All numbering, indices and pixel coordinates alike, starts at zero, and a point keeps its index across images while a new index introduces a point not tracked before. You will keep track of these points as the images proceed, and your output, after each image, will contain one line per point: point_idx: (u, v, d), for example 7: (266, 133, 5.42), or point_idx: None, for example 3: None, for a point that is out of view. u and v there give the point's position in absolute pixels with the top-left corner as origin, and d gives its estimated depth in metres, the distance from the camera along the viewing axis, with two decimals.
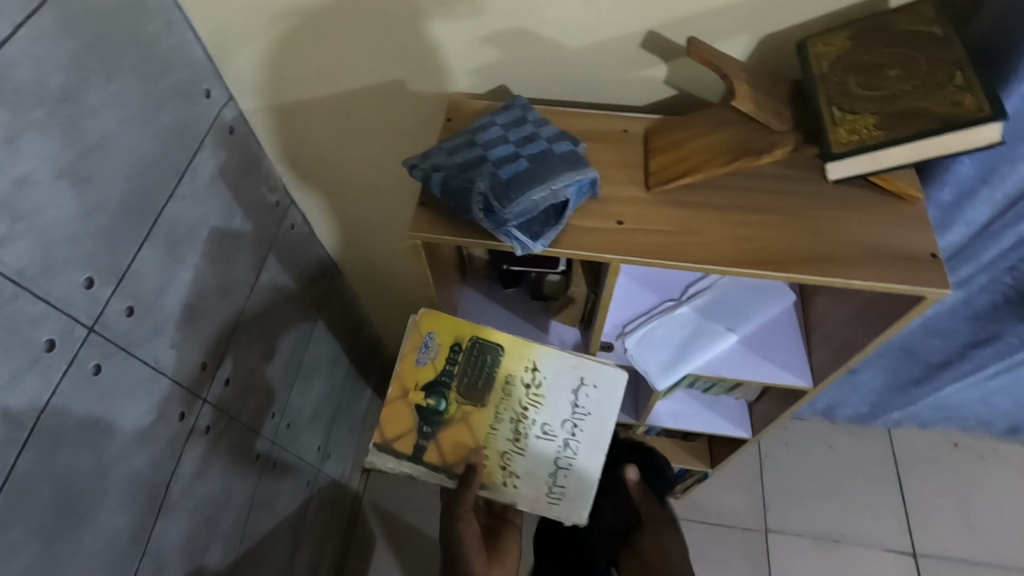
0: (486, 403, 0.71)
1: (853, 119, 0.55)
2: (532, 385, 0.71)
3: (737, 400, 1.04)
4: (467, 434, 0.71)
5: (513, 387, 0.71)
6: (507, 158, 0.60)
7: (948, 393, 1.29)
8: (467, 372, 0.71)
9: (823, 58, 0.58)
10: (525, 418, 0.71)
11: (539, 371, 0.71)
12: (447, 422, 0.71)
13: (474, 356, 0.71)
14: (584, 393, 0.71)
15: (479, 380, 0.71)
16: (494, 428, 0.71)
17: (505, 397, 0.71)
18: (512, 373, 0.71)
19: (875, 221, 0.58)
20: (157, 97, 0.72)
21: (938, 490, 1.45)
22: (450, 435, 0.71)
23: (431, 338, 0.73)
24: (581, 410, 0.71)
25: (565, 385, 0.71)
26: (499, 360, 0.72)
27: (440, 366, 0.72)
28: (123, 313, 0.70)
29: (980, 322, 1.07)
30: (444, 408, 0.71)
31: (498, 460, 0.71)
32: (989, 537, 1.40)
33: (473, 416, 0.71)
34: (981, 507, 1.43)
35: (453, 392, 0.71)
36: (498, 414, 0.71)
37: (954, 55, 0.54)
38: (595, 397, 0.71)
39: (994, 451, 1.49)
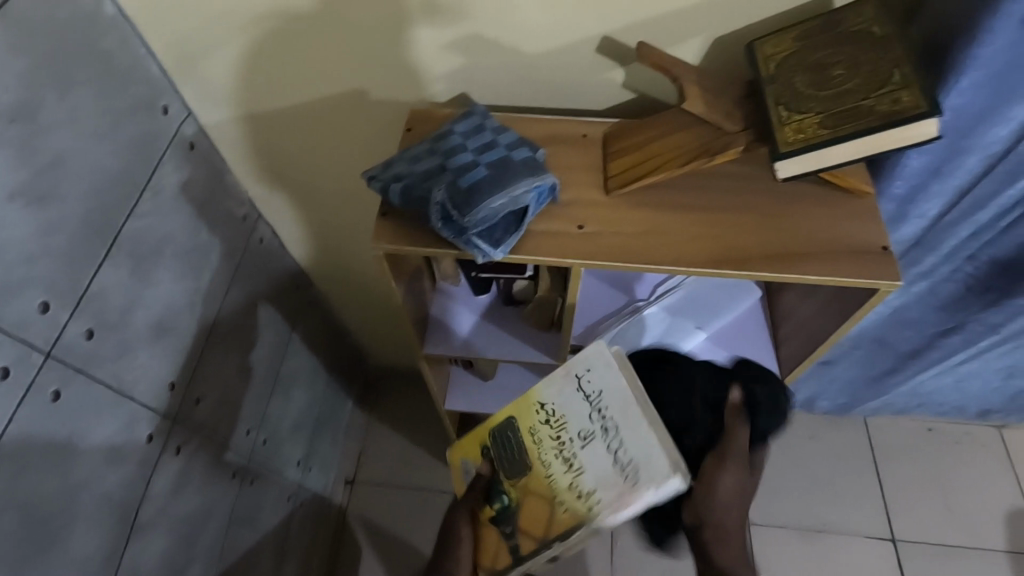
0: (533, 464, 0.65)
1: (800, 119, 0.56)
2: (549, 418, 0.64)
3: None
4: (540, 503, 0.63)
5: (538, 434, 0.65)
6: (466, 166, 0.60)
7: (920, 381, 1.31)
8: (503, 459, 0.67)
9: (771, 60, 0.59)
10: (564, 445, 0.63)
11: (545, 405, 0.65)
12: (517, 508, 0.65)
13: (502, 439, 0.68)
14: (586, 383, 0.63)
15: (513, 460, 0.66)
16: (548, 475, 0.62)
17: (537, 448, 0.65)
18: (529, 426, 0.66)
19: (829, 216, 0.60)
20: (114, 113, 0.71)
21: (916, 476, 1.48)
22: (529, 514, 0.64)
23: (467, 462, 0.72)
24: (593, 394, 0.62)
25: (568, 390, 0.64)
26: (514, 424, 0.67)
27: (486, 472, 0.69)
28: (86, 334, 0.69)
29: (946, 311, 1.09)
30: (506, 500, 0.66)
31: (569, 497, 0.61)
32: (966, 519, 1.43)
33: (534, 483, 0.64)
34: (957, 490, 1.46)
35: (505, 482, 0.67)
36: (542, 462, 0.63)
37: (897, 52, 0.55)
38: (597, 375, 0.63)
39: (968, 434, 1.52)
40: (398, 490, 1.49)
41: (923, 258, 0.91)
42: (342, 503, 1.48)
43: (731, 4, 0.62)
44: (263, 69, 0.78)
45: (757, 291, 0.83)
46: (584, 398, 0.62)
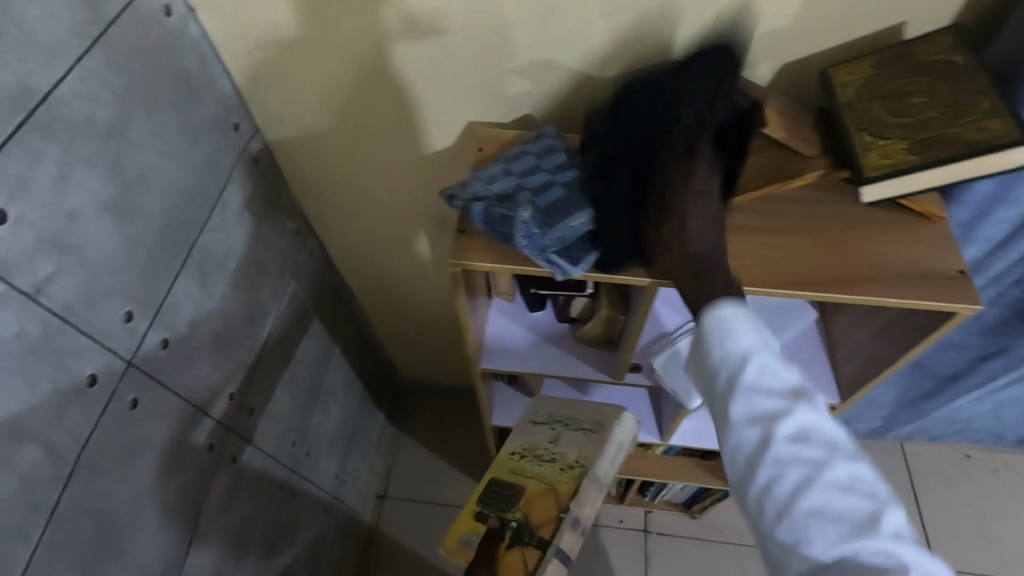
0: (525, 481, 0.65)
1: (884, 145, 0.57)
2: (521, 451, 0.70)
3: None
4: (552, 498, 0.62)
5: (518, 464, 0.68)
6: (544, 186, 0.63)
7: (959, 407, 1.30)
8: (496, 495, 0.65)
9: (848, 86, 0.60)
10: (537, 451, 0.69)
11: (513, 449, 0.71)
12: (523, 516, 0.62)
13: (493, 488, 0.66)
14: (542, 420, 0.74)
15: (507, 486, 0.65)
16: (537, 473, 0.66)
17: (515, 472, 0.67)
18: (502, 469, 0.68)
19: (900, 240, 0.60)
20: (193, 131, 0.73)
21: (953, 504, 1.45)
22: (535, 503, 0.63)
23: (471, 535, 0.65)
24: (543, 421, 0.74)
25: (527, 428, 0.73)
26: (494, 476, 0.67)
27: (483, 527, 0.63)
28: (159, 344, 0.71)
29: (991, 336, 1.08)
30: (511, 521, 0.62)
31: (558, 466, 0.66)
32: (1007, 550, 1.40)
33: (542, 490, 0.63)
34: (997, 520, 1.43)
35: (506, 511, 0.63)
36: (520, 471, 0.67)
37: (976, 82, 0.56)
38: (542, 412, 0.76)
39: (1006, 462, 1.50)
40: (426, 506, 1.49)
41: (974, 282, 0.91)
42: (370, 518, 1.47)
43: (803, 33, 0.63)
44: (337, 92, 0.80)
45: (815, 313, 0.82)
46: (546, 426, 0.73)
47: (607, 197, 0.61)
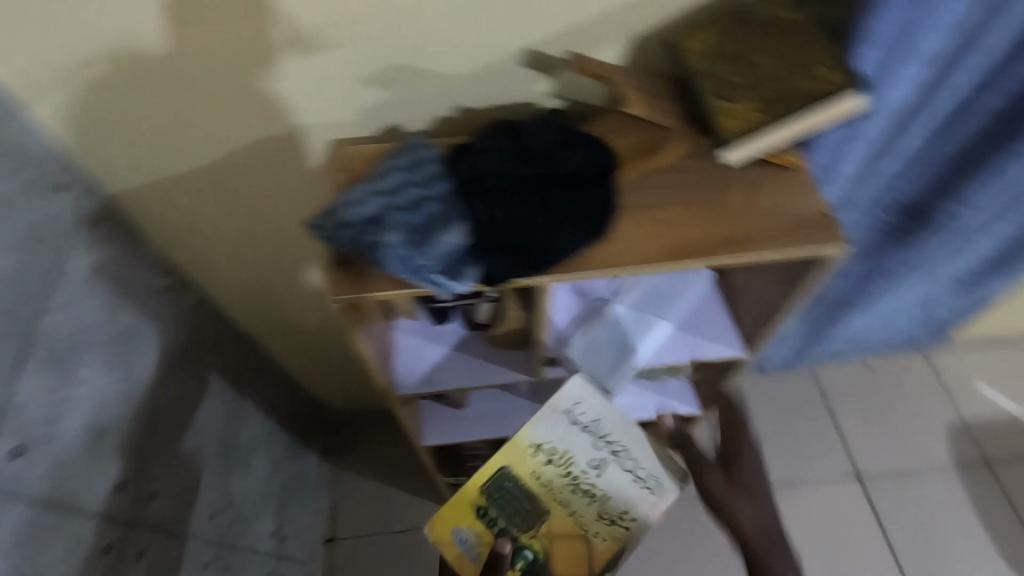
0: (554, 510, 0.77)
1: (739, 107, 0.59)
2: (553, 460, 0.78)
3: (681, 379, 1.04)
4: (577, 543, 0.75)
5: (544, 476, 0.78)
6: (414, 202, 0.59)
7: (853, 324, 1.42)
8: (512, 512, 0.77)
9: (695, 53, 0.61)
10: (574, 476, 0.78)
11: (545, 449, 0.78)
12: (544, 551, 0.75)
13: (508, 492, 0.77)
14: (579, 416, 0.79)
15: (530, 505, 0.77)
16: (571, 506, 0.76)
17: (544, 487, 0.77)
18: (531, 473, 0.78)
19: (770, 193, 0.62)
20: (5, 203, 0.63)
21: (864, 413, 1.60)
22: (561, 547, 0.75)
23: (468, 530, 0.76)
24: (588, 427, 0.78)
25: (565, 430, 0.78)
26: (513, 477, 0.78)
27: (488, 538, 0.76)
28: (9, 455, 0.61)
29: (868, 259, 1.17)
30: (529, 552, 0.74)
31: (591, 506, 0.77)
32: (913, 443, 1.56)
33: (569, 529, 0.76)
34: (901, 417, 1.59)
35: (523, 536, 0.75)
36: (558, 499, 0.77)
37: (807, 36, 0.60)
38: (587, 412, 0.78)
39: (901, 364, 1.66)
40: (380, 538, 1.43)
41: (841, 213, 0.98)
42: (323, 569, 1.39)
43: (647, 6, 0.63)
44: (180, 129, 0.72)
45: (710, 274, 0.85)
46: (586, 434, 0.78)
47: (481, 208, 0.58)
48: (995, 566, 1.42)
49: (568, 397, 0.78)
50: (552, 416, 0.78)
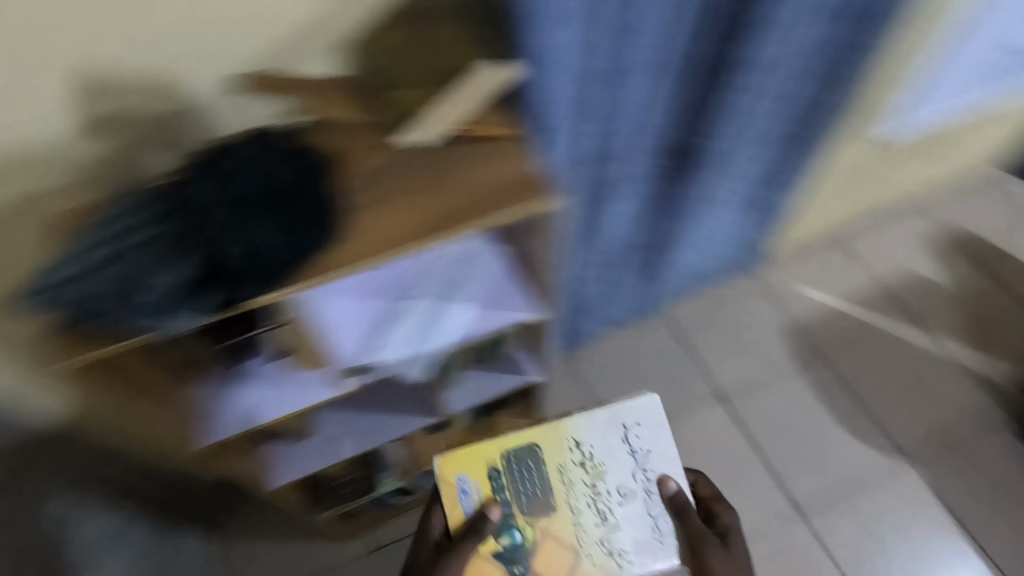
0: (560, 506, 1.02)
1: (411, 101, 0.74)
2: (584, 460, 1.03)
3: (514, 352, 1.09)
4: (558, 541, 1.00)
5: (568, 472, 1.03)
6: (135, 247, 0.62)
7: (675, 262, 1.59)
8: (524, 494, 1.01)
9: (374, 72, 0.79)
10: (595, 485, 1.02)
11: (584, 448, 1.03)
12: (532, 538, 1.00)
13: (526, 472, 1.02)
14: (629, 436, 1.05)
15: (539, 491, 1.02)
16: (579, 512, 1.01)
17: (564, 480, 1.02)
18: (561, 462, 1.02)
19: (480, 166, 0.68)
20: None
21: (712, 338, 1.80)
22: (546, 546, 1.00)
23: (464, 484, 1.01)
24: (630, 449, 1.04)
25: (609, 439, 1.04)
26: (539, 459, 1.03)
27: (487, 502, 1.01)
28: None
29: (657, 201, 1.33)
30: (518, 534, 1.00)
31: (595, 515, 1.02)
32: (754, 354, 1.77)
33: (562, 524, 1.01)
34: (741, 334, 1.80)
35: (520, 519, 1.00)
36: (570, 492, 1.02)
37: (453, 40, 0.77)
38: (638, 438, 1.05)
39: (733, 288, 1.86)
40: None
41: (609, 165, 1.12)
42: None
43: None
44: None
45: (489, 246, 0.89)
46: (625, 451, 1.04)
47: (200, 241, 0.61)
48: (840, 437, 1.64)
49: (629, 416, 1.05)
50: (614, 424, 1.05)
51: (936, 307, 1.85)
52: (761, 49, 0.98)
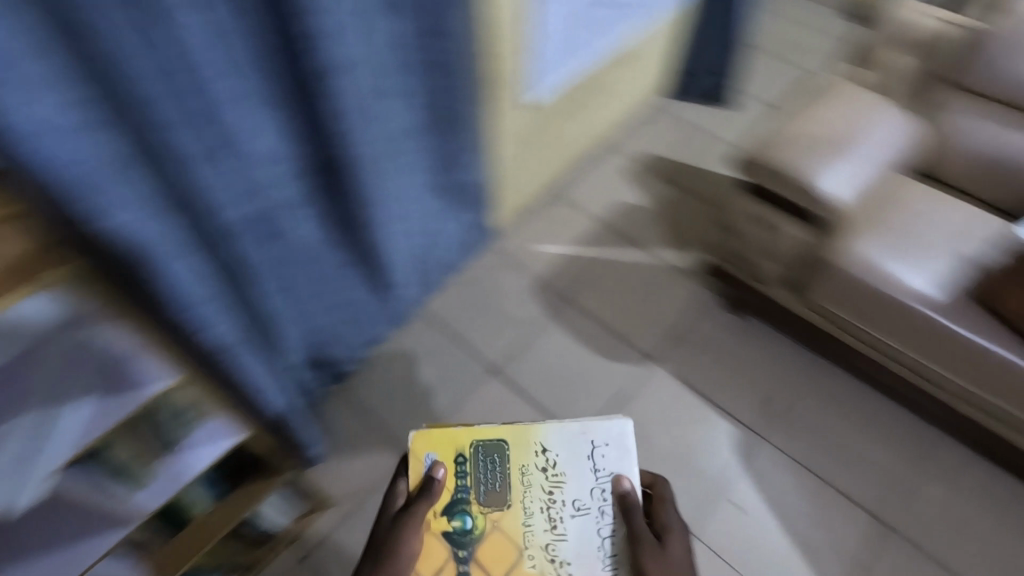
0: (512, 504, 1.03)
1: None
2: (547, 466, 1.05)
3: (208, 424, 1.05)
4: (501, 537, 1.01)
5: (529, 474, 1.05)
6: None
7: (398, 267, 1.61)
8: (483, 484, 1.04)
9: None
10: (552, 496, 1.04)
11: (549, 454, 1.06)
12: (480, 533, 1.01)
13: (487, 463, 1.05)
14: (598, 455, 1.06)
15: (496, 485, 1.04)
16: (529, 518, 1.02)
17: (523, 480, 1.04)
18: (524, 463, 1.05)
19: None
20: None
21: (472, 317, 1.90)
22: (489, 542, 1.01)
23: (431, 457, 1.05)
24: (597, 467, 1.05)
25: (576, 452, 1.06)
26: (505, 454, 1.06)
27: (451, 485, 1.04)
28: None
29: (331, 216, 1.35)
30: (469, 524, 1.01)
31: (546, 524, 1.02)
32: (511, 317, 1.90)
33: (507, 522, 1.02)
34: (497, 303, 1.93)
35: (473, 507, 1.02)
36: (524, 493, 1.04)
37: None
38: (605, 459, 1.06)
39: (477, 265, 2.00)
40: None
41: (207, 223, 1.04)
42: None
43: None
44: None
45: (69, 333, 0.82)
46: (589, 466, 1.05)
47: None
48: (601, 362, 1.82)
49: (601, 436, 1.07)
50: (584, 436, 1.07)
51: (647, 227, 2.12)
52: (333, 54, 1.01)
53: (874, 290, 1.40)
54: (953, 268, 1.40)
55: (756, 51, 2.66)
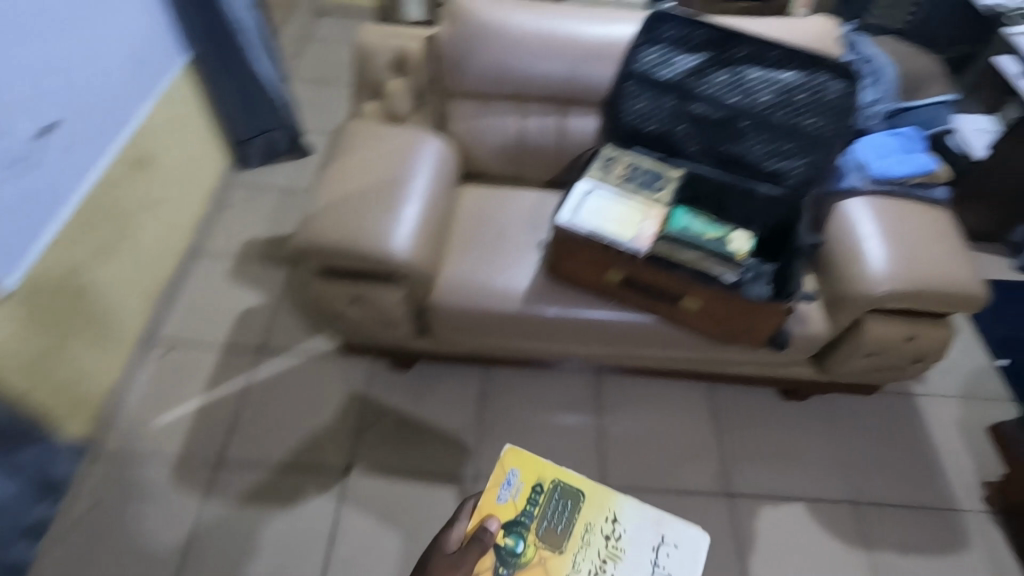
0: (568, 551, 1.48)
1: None
2: (613, 536, 1.51)
3: None
4: (539, 573, 1.45)
5: (593, 532, 1.51)
6: None
7: None
8: (550, 522, 1.51)
9: None
10: (608, 565, 1.47)
11: (619, 523, 1.53)
12: (525, 562, 1.45)
13: (562, 509, 1.53)
14: (664, 550, 1.50)
15: (559, 529, 1.50)
16: (574, 571, 1.46)
17: (585, 541, 1.50)
18: (592, 522, 1.53)
19: None
20: None
21: (109, 563, 1.46)
22: (528, 573, 1.44)
23: (511, 477, 1.57)
24: (659, 565, 1.48)
25: (647, 542, 1.51)
26: (580, 506, 1.55)
27: (517, 504, 1.53)
28: None
29: None
30: (519, 548, 1.47)
31: None
32: (158, 529, 1.50)
33: (554, 562, 1.46)
34: (131, 524, 1.51)
35: (529, 535, 1.48)
36: (579, 549, 1.48)
37: None
38: (670, 556, 1.50)
39: (82, 493, 1.55)
40: None
41: None
42: None
43: None
44: None
45: None
46: (651, 563, 1.48)
47: None
48: (292, 507, 1.54)
49: (676, 536, 1.53)
50: (660, 529, 1.54)
51: (277, 326, 1.87)
52: None
53: (482, 309, 1.39)
54: (536, 256, 1.46)
55: (308, 96, 2.58)
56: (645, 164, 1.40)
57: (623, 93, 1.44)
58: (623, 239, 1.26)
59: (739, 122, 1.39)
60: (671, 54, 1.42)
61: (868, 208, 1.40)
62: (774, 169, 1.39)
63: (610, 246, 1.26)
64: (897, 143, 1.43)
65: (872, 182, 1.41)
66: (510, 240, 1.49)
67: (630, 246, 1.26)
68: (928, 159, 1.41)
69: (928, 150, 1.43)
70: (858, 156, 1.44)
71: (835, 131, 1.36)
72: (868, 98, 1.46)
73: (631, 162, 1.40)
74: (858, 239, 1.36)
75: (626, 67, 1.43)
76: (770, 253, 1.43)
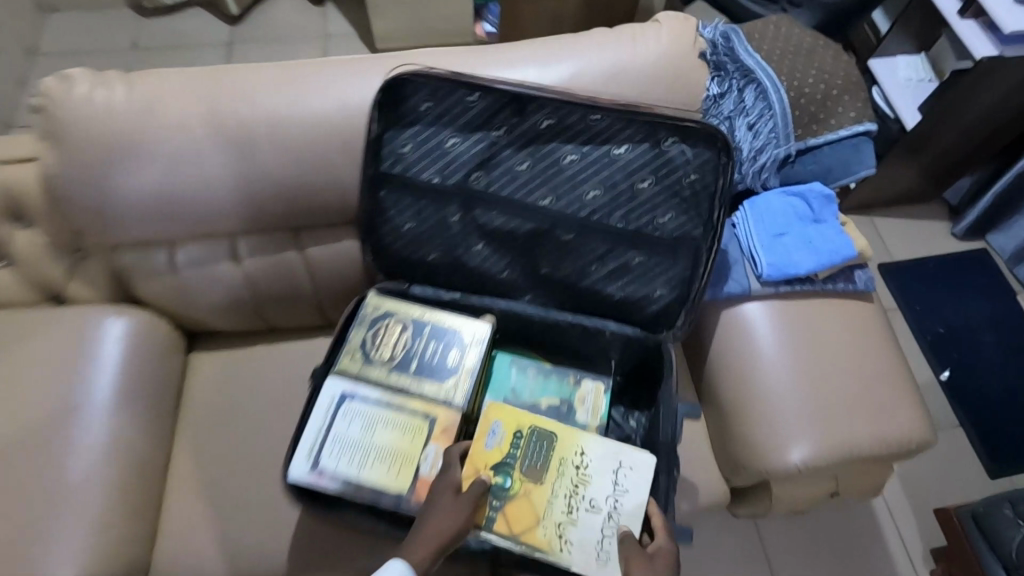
0: (545, 482, 0.82)
1: None
2: (582, 466, 0.83)
3: None
4: (526, 510, 0.80)
5: (565, 466, 0.83)
6: None
7: None
8: (523, 454, 0.83)
9: None
10: (577, 494, 0.81)
11: (586, 454, 0.84)
12: (511, 496, 0.80)
13: (535, 444, 0.84)
14: (625, 474, 0.82)
15: (539, 464, 0.83)
16: (551, 503, 0.81)
17: (557, 474, 0.82)
18: (564, 455, 0.84)
19: None
20: None
21: None
22: (512, 509, 0.80)
23: (495, 428, 0.84)
24: (620, 487, 0.82)
25: (607, 466, 0.83)
26: (554, 441, 0.84)
27: (505, 449, 0.83)
28: None
29: None
30: (508, 483, 0.81)
31: (558, 519, 0.80)
32: None
33: (534, 497, 0.81)
34: None
35: (515, 470, 0.82)
36: (556, 476, 0.82)
37: None
38: (631, 476, 0.82)
39: None
40: None
41: None
42: None
43: None
44: None
45: None
46: (613, 483, 0.82)
47: None
48: None
49: (631, 456, 0.83)
50: (615, 455, 0.84)
51: None
52: None
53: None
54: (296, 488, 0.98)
55: None
56: (432, 321, 0.91)
57: (378, 208, 0.91)
58: (392, 493, 0.81)
59: (558, 234, 0.89)
60: (432, 135, 0.86)
61: (766, 327, 0.95)
62: (620, 295, 0.93)
63: (375, 504, 0.81)
64: (794, 212, 0.97)
65: (764, 281, 0.95)
66: (263, 448, 1.00)
67: (403, 504, 0.80)
68: (843, 238, 0.94)
69: (839, 219, 0.97)
70: (747, 238, 0.98)
71: (700, 232, 0.88)
72: (746, 150, 0.96)
73: (410, 322, 0.91)
74: (752, 372, 0.94)
75: (369, 169, 0.88)
76: (639, 398, 1.01)
